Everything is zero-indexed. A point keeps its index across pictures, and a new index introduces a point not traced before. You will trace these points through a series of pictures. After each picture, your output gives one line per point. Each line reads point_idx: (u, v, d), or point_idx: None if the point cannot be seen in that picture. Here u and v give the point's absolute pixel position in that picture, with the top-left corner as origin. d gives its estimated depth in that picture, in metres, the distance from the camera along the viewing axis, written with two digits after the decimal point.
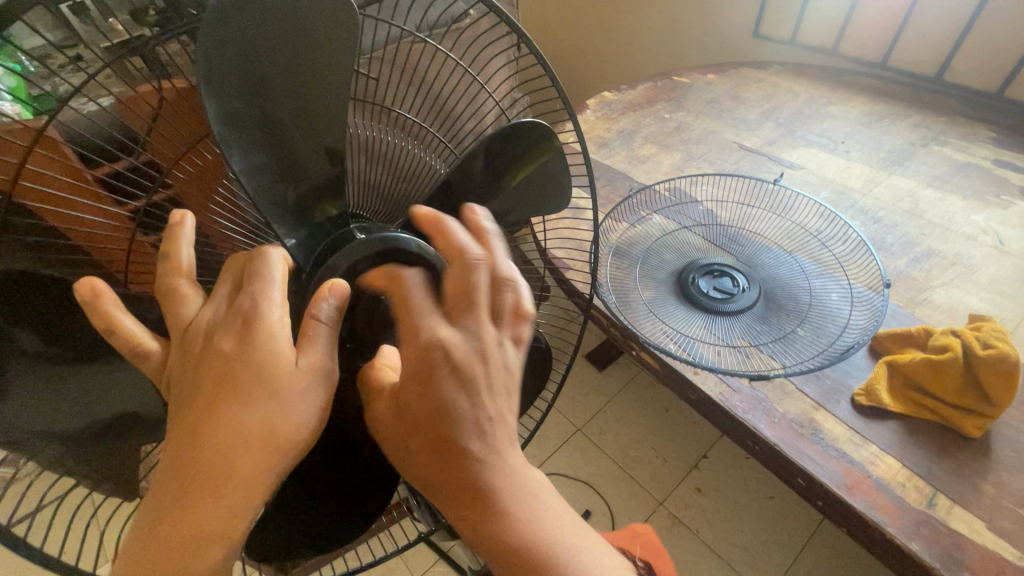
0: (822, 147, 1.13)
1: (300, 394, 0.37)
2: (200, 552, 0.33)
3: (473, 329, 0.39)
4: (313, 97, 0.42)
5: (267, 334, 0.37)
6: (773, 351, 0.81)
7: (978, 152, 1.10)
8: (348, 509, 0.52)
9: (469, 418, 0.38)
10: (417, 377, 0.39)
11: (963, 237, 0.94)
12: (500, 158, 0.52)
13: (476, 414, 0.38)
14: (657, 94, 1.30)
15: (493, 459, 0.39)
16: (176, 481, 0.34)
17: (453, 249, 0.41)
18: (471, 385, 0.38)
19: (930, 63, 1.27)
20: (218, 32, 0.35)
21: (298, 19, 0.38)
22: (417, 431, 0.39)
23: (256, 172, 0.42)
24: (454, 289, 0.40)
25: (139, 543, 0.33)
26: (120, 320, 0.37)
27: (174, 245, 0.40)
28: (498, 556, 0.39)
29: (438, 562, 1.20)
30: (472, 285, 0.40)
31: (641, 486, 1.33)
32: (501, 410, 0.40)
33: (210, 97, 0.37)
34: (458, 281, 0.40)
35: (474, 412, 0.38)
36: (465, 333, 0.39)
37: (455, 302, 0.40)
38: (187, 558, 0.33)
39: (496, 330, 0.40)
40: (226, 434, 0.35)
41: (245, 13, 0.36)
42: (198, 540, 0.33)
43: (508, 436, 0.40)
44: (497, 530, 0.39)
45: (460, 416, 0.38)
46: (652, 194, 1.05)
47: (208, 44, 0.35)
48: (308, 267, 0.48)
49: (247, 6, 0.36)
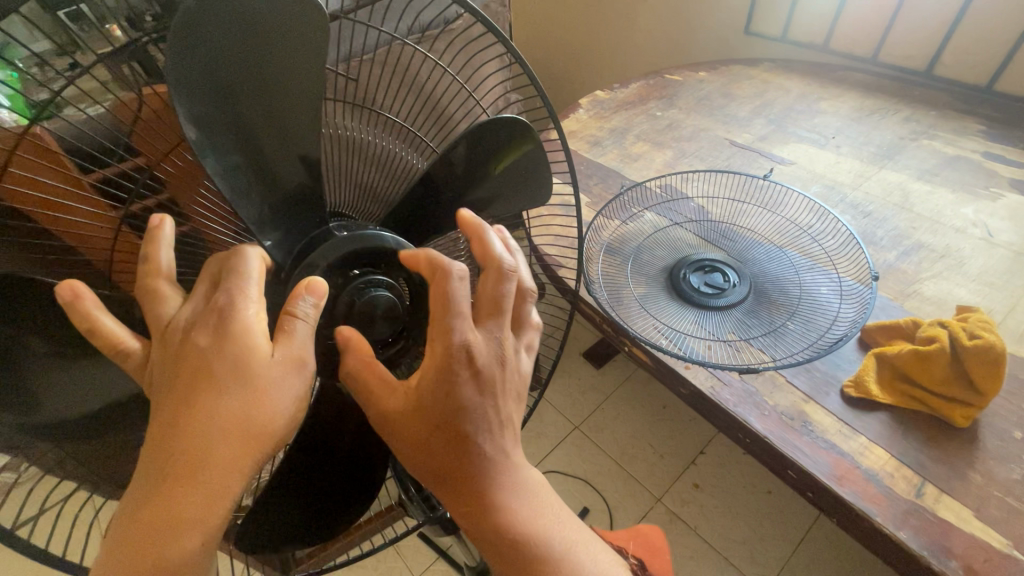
0: (812, 143, 1.14)
1: (277, 386, 0.38)
2: (178, 538, 0.35)
3: (496, 335, 0.43)
4: (284, 101, 0.43)
5: (243, 329, 0.38)
6: (763, 344, 0.81)
7: (968, 145, 1.11)
8: (332, 504, 0.53)
9: (483, 416, 0.42)
10: (437, 376, 0.41)
11: (952, 229, 0.95)
12: (478, 152, 0.53)
13: (488, 411, 0.42)
14: (648, 92, 1.31)
15: (498, 453, 0.43)
16: (156, 469, 0.36)
17: (492, 261, 0.44)
18: (486, 386, 0.42)
19: (919, 57, 1.28)
20: (187, 39, 0.36)
21: (268, 26, 0.39)
22: (438, 433, 0.42)
23: (232, 174, 0.43)
24: (487, 295, 0.44)
25: (125, 527, 0.35)
26: (101, 320, 0.38)
27: (152, 245, 0.40)
28: (497, 546, 0.43)
29: (437, 560, 1.21)
30: (502, 293, 0.44)
31: (639, 482, 1.34)
32: (511, 408, 0.44)
33: (181, 102, 0.38)
34: (490, 289, 0.44)
35: (488, 411, 0.42)
36: (488, 338, 0.43)
37: (483, 307, 0.44)
38: (167, 541, 0.35)
39: (513, 339, 0.46)
40: (204, 424, 0.36)
41: (213, 19, 0.37)
42: (179, 524, 0.35)
43: (512, 435, 0.45)
44: (497, 522, 0.43)
45: (474, 414, 0.42)
46: (644, 191, 1.05)
47: (176, 50, 0.36)
48: (287, 266, 0.49)
49: (216, 14, 0.37)
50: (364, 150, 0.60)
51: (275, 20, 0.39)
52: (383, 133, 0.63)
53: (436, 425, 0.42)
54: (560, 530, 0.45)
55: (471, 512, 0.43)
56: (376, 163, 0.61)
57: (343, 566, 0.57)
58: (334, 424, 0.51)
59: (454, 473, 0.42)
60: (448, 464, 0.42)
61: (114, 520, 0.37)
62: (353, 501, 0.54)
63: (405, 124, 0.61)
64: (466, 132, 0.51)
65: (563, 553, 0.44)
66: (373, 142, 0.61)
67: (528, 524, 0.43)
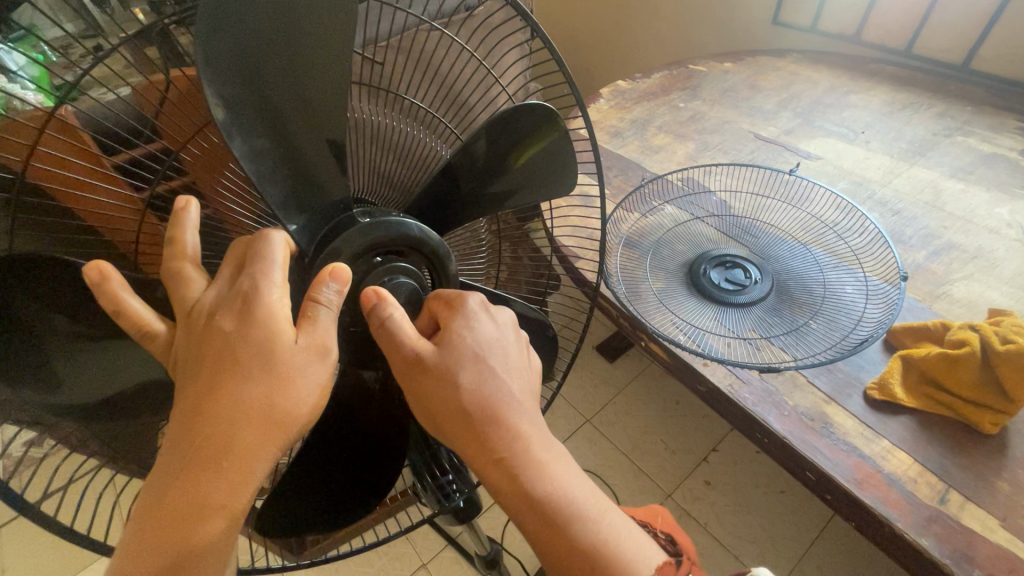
0: (841, 138, 1.11)
1: (301, 372, 0.38)
2: (202, 521, 0.35)
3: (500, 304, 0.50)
4: (310, 84, 0.43)
5: (268, 314, 0.38)
6: (784, 343, 0.80)
7: (1004, 143, 1.07)
8: (354, 490, 0.53)
9: (521, 400, 0.45)
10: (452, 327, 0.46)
11: (985, 229, 0.92)
12: (502, 141, 0.52)
13: (522, 395, 0.46)
14: (671, 83, 1.28)
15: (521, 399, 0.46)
16: (182, 452, 0.36)
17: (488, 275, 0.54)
18: (499, 335, 0.48)
19: (955, 50, 1.23)
20: (217, 21, 0.36)
21: (293, 7, 0.39)
22: (455, 372, 0.44)
23: (259, 157, 0.43)
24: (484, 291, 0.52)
25: (149, 509, 0.36)
26: (127, 302, 0.38)
27: (178, 227, 0.40)
28: (522, 495, 0.43)
29: (447, 547, 1.22)
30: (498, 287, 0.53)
31: (649, 478, 1.33)
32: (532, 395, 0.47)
33: (210, 83, 0.38)
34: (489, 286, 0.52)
35: (527, 397, 0.46)
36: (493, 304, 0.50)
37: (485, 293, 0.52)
38: (191, 523, 0.35)
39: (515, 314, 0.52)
40: (229, 408, 0.36)
41: (243, 1, 0.37)
42: (202, 508, 0.35)
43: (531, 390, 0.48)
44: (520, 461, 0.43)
45: (505, 393, 0.45)
46: (664, 183, 1.03)
47: (206, 31, 0.36)
48: (311, 251, 0.48)
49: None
50: (384, 135, 0.60)
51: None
52: (407, 118, 0.63)
53: (458, 363, 0.45)
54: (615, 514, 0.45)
55: (519, 504, 0.43)
56: (398, 151, 0.61)
57: (357, 553, 0.56)
58: (356, 407, 0.51)
59: (496, 459, 0.43)
60: (472, 405, 0.44)
61: (139, 501, 0.37)
62: (373, 489, 0.54)
63: (428, 110, 0.60)
64: (490, 122, 0.51)
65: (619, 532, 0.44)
66: (394, 127, 0.60)
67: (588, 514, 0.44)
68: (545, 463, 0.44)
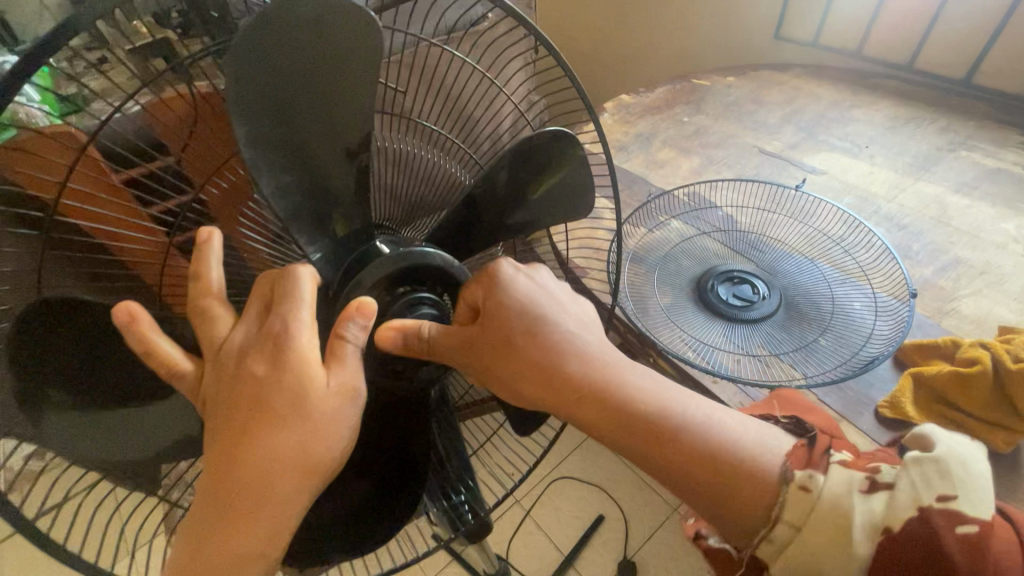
0: (845, 152, 1.12)
1: (332, 415, 0.39)
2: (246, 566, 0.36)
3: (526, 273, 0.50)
4: (336, 116, 0.44)
5: (299, 357, 0.38)
6: (794, 360, 0.79)
7: (1008, 157, 1.07)
8: (371, 512, 0.52)
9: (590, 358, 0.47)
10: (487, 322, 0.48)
11: (992, 245, 0.92)
12: (522, 172, 0.52)
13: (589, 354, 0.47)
14: (675, 97, 1.29)
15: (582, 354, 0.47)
16: (218, 501, 0.36)
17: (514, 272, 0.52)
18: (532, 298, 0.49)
19: (957, 66, 1.25)
20: (249, 66, 0.37)
21: (324, 48, 0.40)
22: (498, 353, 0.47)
23: (285, 191, 0.44)
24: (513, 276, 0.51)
25: (188, 559, 0.36)
26: (157, 343, 0.38)
27: (203, 263, 0.40)
28: (624, 435, 0.45)
29: (452, 562, 1.21)
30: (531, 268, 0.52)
31: (656, 493, 1.32)
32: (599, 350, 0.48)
33: (239, 125, 0.39)
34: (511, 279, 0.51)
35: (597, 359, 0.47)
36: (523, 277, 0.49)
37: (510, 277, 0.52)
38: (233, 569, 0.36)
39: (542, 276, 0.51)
40: (266, 455, 0.37)
41: (276, 45, 0.37)
42: (245, 554, 0.36)
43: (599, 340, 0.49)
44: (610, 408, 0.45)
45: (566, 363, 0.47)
46: (671, 199, 1.04)
47: (236, 76, 0.37)
48: (335, 285, 0.50)
49: (279, 37, 0.37)
50: (409, 162, 0.61)
51: (336, 26, 0.39)
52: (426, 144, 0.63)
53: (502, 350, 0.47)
54: (732, 419, 0.47)
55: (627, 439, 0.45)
56: (418, 175, 0.62)
57: None
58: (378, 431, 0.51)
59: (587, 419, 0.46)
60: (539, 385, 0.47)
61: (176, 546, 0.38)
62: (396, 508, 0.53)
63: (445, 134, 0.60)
64: (511, 153, 0.51)
65: (739, 427, 0.46)
66: (414, 153, 0.61)
67: (705, 422, 0.46)
68: (625, 388, 0.46)
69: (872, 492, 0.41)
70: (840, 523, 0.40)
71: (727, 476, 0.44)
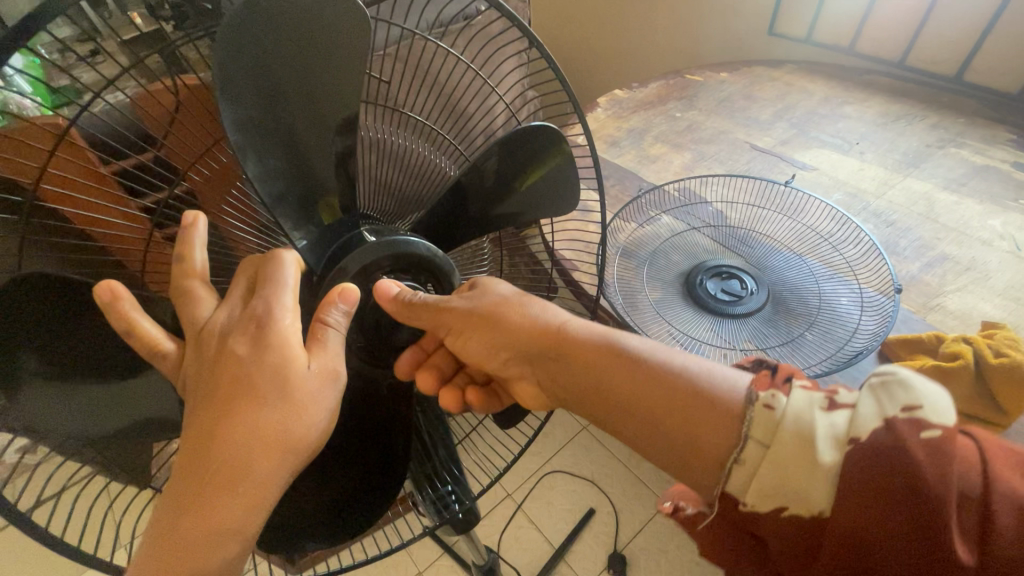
0: (835, 148, 1.12)
1: (313, 396, 0.39)
2: (217, 546, 0.35)
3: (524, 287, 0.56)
4: (322, 100, 0.44)
5: (280, 338, 0.39)
6: (780, 354, 0.80)
7: (997, 154, 1.08)
8: (346, 503, 0.51)
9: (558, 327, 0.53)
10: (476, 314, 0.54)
11: (978, 241, 0.93)
12: (509, 163, 0.53)
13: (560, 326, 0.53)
14: (668, 93, 1.29)
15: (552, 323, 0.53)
16: (194, 478, 0.36)
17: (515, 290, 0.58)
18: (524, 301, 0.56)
19: (949, 63, 1.25)
20: (234, 46, 0.38)
21: (310, 34, 0.40)
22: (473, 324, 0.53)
23: (270, 176, 0.44)
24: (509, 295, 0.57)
25: (158, 540, 0.35)
26: (139, 321, 0.39)
27: (188, 245, 0.41)
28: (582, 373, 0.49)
29: (444, 555, 1.22)
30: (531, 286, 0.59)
31: (647, 486, 1.33)
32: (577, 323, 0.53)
33: (225, 106, 0.39)
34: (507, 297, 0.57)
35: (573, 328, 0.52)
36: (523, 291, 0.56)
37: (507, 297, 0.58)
38: (205, 549, 0.35)
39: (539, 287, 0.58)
40: (244, 432, 0.37)
41: (260, 28, 0.38)
42: (217, 533, 0.35)
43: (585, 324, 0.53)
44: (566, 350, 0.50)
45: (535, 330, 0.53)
46: (661, 194, 1.04)
47: (221, 57, 0.38)
48: (319, 269, 0.49)
49: (264, 19, 0.38)
50: (395, 152, 0.61)
51: (329, 13, 0.40)
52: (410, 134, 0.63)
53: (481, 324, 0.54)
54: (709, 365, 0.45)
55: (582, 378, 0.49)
56: (404, 165, 0.61)
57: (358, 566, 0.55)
58: (359, 419, 0.52)
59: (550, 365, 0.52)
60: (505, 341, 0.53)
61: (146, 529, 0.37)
62: (376, 500, 0.52)
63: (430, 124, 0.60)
64: (498, 144, 0.51)
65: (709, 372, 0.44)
66: (400, 143, 0.61)
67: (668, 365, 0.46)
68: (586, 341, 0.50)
69: (835, 408, 0.37)
70: (803, 434, 0.36)
71: (680, 401, 0.43)
